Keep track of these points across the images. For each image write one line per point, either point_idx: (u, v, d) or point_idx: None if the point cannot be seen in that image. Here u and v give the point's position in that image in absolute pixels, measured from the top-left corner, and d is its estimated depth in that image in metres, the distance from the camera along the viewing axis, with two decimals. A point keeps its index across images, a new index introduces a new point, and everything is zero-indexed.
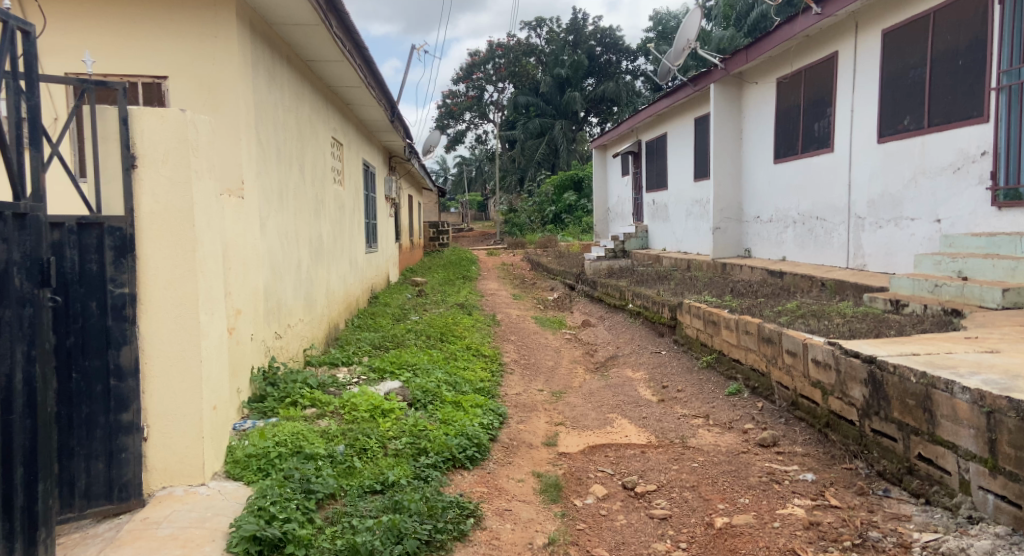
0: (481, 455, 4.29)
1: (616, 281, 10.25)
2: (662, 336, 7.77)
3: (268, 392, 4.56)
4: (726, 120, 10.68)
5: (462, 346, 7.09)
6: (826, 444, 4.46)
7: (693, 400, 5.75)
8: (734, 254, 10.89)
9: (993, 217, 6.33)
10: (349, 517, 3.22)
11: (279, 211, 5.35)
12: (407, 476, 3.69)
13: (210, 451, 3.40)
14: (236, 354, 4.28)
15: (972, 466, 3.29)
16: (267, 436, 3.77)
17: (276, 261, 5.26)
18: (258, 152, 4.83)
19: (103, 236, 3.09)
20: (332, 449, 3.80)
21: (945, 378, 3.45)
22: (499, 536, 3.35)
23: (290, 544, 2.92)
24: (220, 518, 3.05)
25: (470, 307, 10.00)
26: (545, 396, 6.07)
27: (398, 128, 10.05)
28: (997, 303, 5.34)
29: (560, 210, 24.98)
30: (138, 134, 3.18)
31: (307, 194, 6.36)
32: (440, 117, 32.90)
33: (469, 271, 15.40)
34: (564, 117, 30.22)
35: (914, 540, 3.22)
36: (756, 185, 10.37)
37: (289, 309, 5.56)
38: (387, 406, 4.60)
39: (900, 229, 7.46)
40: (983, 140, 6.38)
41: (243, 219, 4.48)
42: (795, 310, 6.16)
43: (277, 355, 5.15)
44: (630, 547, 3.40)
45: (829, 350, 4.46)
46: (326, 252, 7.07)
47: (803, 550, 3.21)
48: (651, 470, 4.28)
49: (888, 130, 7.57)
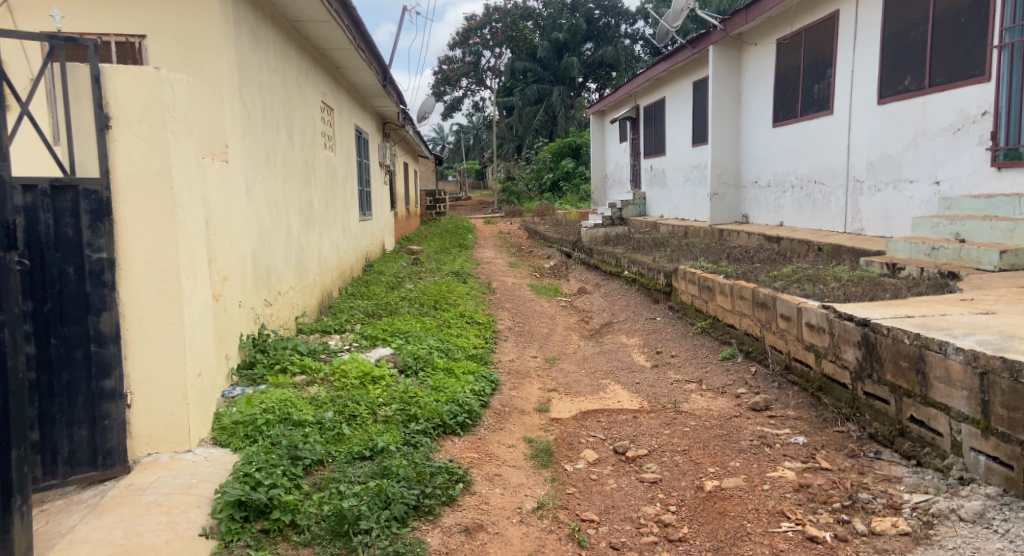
0: (472, 421, 4.28)
1: (613, 248, 10.19)
2: (658, 302, 7.73)
3: (258, 358, 4.54)
4: (724, 84, 10.52)
5: (456, 314, 7.05)
6: (818, 407, 4.45)
7: (688, 365, 5.74)
8: (731, 220, 10.81)
9: (992, 178, 6.24)
10: (338, 483, 3.19)
11: (265, 176, 5.26)
12: (396, 441, 3.66)
13: (197, 418, 3.37)
14: (224, 320, 4.23)
15: (964, 428, 3.26)
16: (255, 403, 3.73)
17: (264, 228, 5.20)
18: (242, 116, 4.72)
19: (79, 199, 3.03)
20: (321, 416, 3.76)
21: (939, 339, 3.41)
22: (489, 500, 3.33)
23: (277, 509, 2.88)
24: (207, 483, 3.02)
25: (466, 275, 9.95)
26: (539, 363, 6.06)
27: (390, 93, 9.87)
28: (993, 265, 5.30)
29: (557, 178, 24.83)
30: (112, 92, 3.09)
31: (296, 160, 6.26)
32: (436, 84, 32.58)
33: (465, 240, 15.31)
34: (562, 83, 29.83)
35: (904, 501, 3.16)
36: (754, 149, 10.26)
37: (278, 277, 5.50)
38: (377, 372, 4.57)
39: (899, 192, 7.38)
40: (984, 100, 6.27)
41: (231, 183, 4.41)
42: (790, 275, 6.10)
43: (268, 323, 5.12)
44: (620, 511, 3.38)
45: (823, 314, 4.44)
46: (317, 219, 6.98)
47: (793, 512, 3.16)
48: (642, 435, 4.27)
49: (889, 91, 7.44)
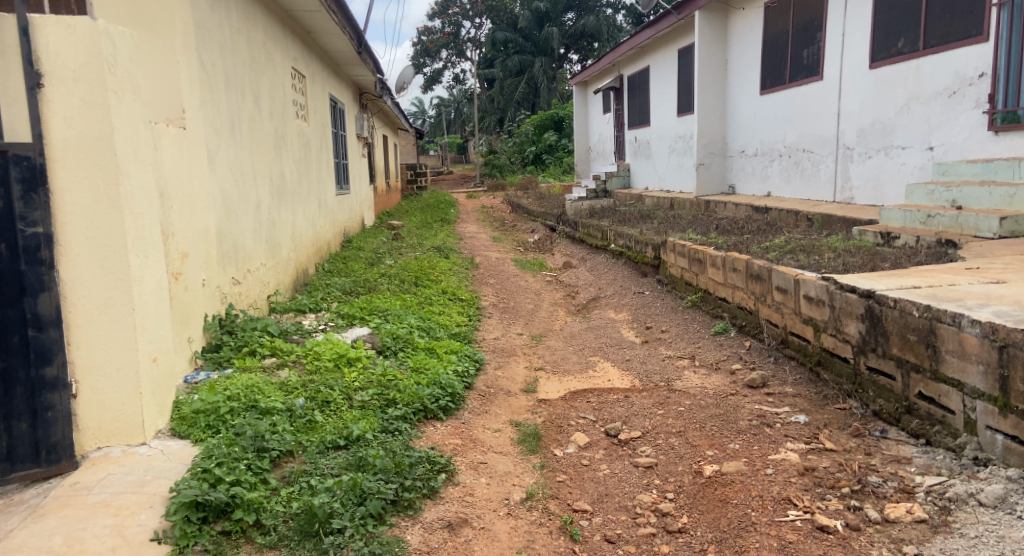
0: (455, 404, 4.03)
1: (599, 221, 9.92)
2: (646, 276, 7.50)
3: (225, 340, 4.25)
4: (710, 51, 10.20)
5: (438, 290, 6.76)
6: (817, 383, 4.26)
7: (679, 340, 5.52)
8: (718, 190, 10.57)
9: (989, 142, 6.03)
10: (309, 476, 2.93)
11: (229, 146, 4.89)
12: (373, 429, 3.40)
13: (152, 408, 3.07)
14: (185, 301, 3.92)
15: (979, 405, 3.07)
16: (218, 390, 3.43)
17: (230, 201, 4.86)
18: (200, 79, 4.35)
19: (9, 166, 2.73)
20: (291, 402, 3.47)
21: (951, 310, 3.20)
22: (474, 492, 3.09)
23: (239, 508, 2.60)
24: (161, 480, 2.73)
25: (448, 250, 9.65)
26: (524, 340, 5.81)
27: (364, 61, 9.44)
28: (992, 232, 5.12)
29: (540, 151, 24.43)
30: (43, 46, 2.76)
31: (265, 129, 5.88)
32: (415, 55, 31.90)
33: (447, 214, 14.96)
34: (544, 54, 29.21)
35: (917, 485, 2.97)
36: (742, 118, 9.98)
37: (247, 254, 5.17)
38: (353, 354, 4.28)
39: (891, 159, 7.17)
40: (982, 61, 6.04)
41: (190, 152, 4.06)
42: (784, 246, 5.88)
43: (235, 303, 4.80)
44: (614, 499, 3.16)
45: (823, 285, 4.22)
46: (290, 193, 6.63)
47: (799, 499, 2.95)
48: (634, 416, 4.05)
49: (881, 55, 7.20)
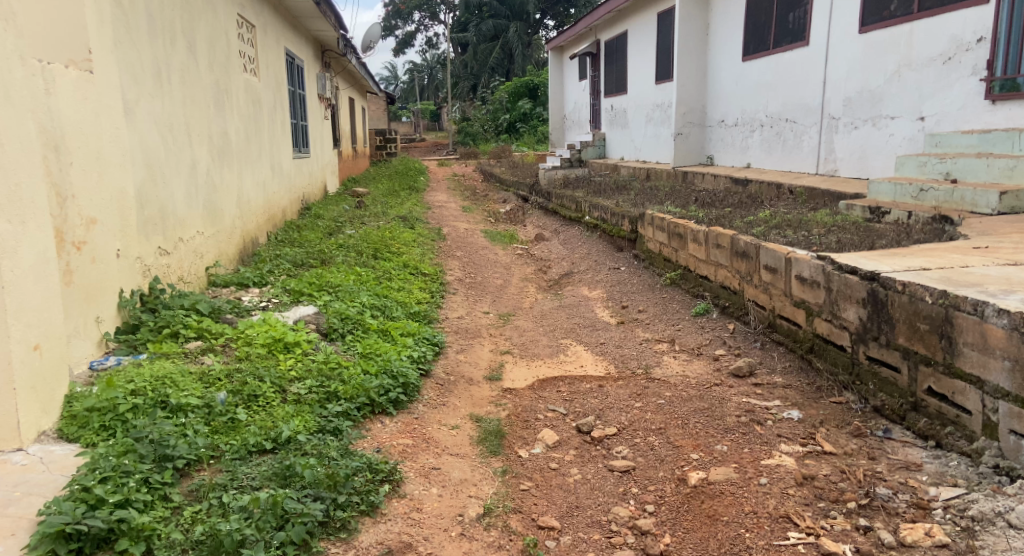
0: (408, 396, 3.55)
1: (573, 191, 9.43)
2: (622, 251, 7.06)
3: (144, 320, 3.70)
4: (690, 15, 9.69)
5: (397, 264, 6.21)
6: (809, 373, 3.87)
7: (657, 321, 5.11)
8: (696, 162, 10.14)
9: (985, 112, 5.63)
10: (223, 491, 2.44)
11: (154, 95, 4.26)
12: (308, 429, 2.91)
13: (31, 405, 2.56)
14: (93, 275, 3.36)
15: (1002, 406, 2.69)
16: (119, 383, 2.90)
17: (155, 160, 4.26)
18: (112, 14, 3.72)
19: None
20: (210, 397, 2.97)
21: (972, 298, 2.80)
22: (422, 506, 2.64)
23: (125, 537, 2.14)
24: (31, 499, 2.26)
25: (413, 220, 9.08)
26: (491, 320, 5.32)
27: (324, 14, 8.72)
28: (991, 209, 4.76)
29: (514, 119, 23.66)
30: None
31: (203, 80, 5.23)
32: (387, 17, 30.83)
33: (417, 182, 14.31)
34: (519, 19, 28.31)
35: (932, 498, 2.59)
36: (723, 85, 9.51)
37: (179, 220, 4.58)
38: (292, 338, 3.77)
39: (879, 129, 6.77)
40: (981, 25, 5.61)
41: (100, 99, 3.46)
42: (769, 220, 5.46)
43: (163, 276, 4.24)
44: (585, 512, 2.74)
45: (819, 265, 3.80)
46: (235, 154, 6.01)
47: (799, 516, 2.54)
48: (609, 409, 3.62)
49: (872, 18, 6.76)
